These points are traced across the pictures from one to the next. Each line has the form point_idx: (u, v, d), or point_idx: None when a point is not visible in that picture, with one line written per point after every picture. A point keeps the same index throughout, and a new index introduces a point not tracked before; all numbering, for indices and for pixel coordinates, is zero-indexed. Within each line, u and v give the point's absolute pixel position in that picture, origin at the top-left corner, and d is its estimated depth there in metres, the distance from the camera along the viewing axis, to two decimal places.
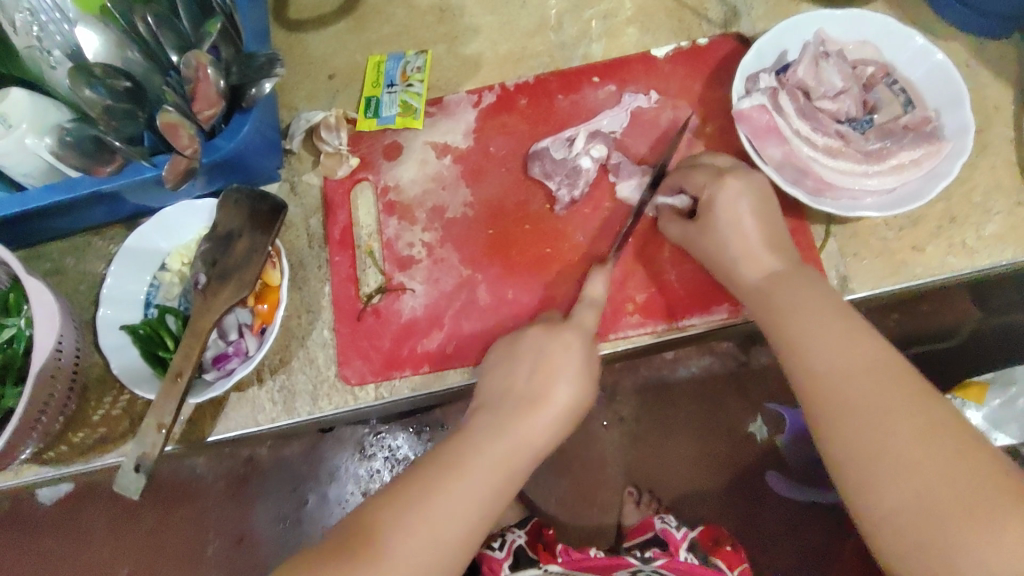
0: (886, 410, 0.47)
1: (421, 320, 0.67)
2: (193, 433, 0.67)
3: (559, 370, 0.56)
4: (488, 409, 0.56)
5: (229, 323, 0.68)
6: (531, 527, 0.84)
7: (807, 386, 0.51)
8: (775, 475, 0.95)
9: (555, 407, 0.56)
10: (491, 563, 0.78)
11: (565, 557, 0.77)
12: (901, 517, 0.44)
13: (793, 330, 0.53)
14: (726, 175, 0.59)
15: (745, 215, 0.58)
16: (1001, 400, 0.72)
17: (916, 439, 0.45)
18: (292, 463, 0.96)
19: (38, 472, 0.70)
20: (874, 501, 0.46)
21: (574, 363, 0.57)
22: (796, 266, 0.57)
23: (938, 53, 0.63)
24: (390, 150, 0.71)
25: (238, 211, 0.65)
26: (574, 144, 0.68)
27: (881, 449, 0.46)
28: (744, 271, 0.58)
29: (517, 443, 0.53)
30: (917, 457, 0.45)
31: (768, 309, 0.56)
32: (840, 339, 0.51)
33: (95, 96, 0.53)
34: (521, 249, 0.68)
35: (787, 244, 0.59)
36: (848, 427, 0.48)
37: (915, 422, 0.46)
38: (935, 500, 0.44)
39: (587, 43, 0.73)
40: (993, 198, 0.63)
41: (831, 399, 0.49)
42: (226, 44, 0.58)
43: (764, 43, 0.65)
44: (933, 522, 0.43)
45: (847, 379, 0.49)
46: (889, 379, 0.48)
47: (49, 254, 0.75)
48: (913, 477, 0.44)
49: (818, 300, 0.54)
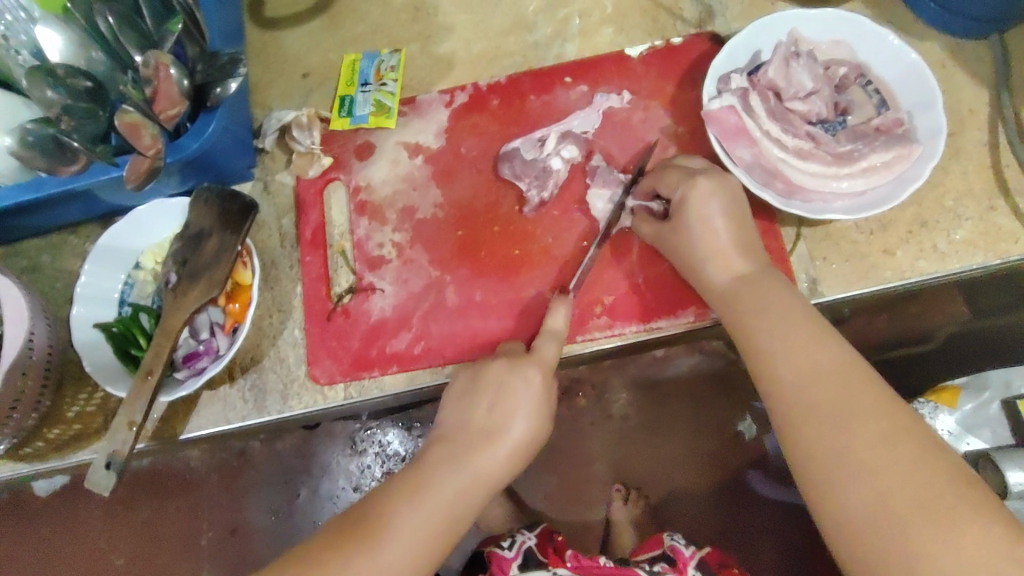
0: (848, 412, 0.47)
1: (390, 321, 0.67)
2: (166, 431, 0.68)
3: (515, 406, 0.58)
4: (443, 440, 0.57)
5: (201, 322, 0.67)
6: (540, 532, 0.82)
7: (775, 388, 0.51)
8: (754, 474, 0.95)
9: (509, 442, 0.57)
10: (500, 561, 0.77)
11: (573, 564, 0.74)
12: (858, 519, 0.44)
13: (762, 333, 0.53)
14: (697, 175, 0.59)
15: (719, 212, 0.57)
16: (973, 404, 0.72)
17: (879, 442, 0.45)
18: (283, 457, 0.96)
19: (15, 468, 0.71)
20: (833, 504, 0.46)
21: (524, 399, 0.58)
22: (761, 267, 0.57)
23: (913, 53, 0.62)
24: (362, 150, 0.71)
25: (209, 211, 0.65)
26: (545, 145, 0.68)
27: (846, 451, 0.46)
28: (710, 272, 0.58)
29: (478, 472, 0.55)
30: (876, 459, 0.45)
31: (735, 311, 0.55)
32: (805, 341, 0.50)
33: (56, 97, 0.55)
34: (490, 250, 0.68)
35: (760, 246, 0.58)
36: (810, 430, 0.48)
37: (879, 426, 0.46)
38: (892, 503, 0.43)
39: (561, 43, 0.72)
40: (965, 202, 0.63)
41: (797, 402, 0.49)
42: (191, 42, 0.59)
43: (737, 43, 0.64)
44: (890, 524, 0.43)
45: (813, 382, 0.49)
46: (849, 381, 0.48)
47: (26, 251, 0.76)
48: (875, 480, 0.44)
49: (784, 304, 0.53)
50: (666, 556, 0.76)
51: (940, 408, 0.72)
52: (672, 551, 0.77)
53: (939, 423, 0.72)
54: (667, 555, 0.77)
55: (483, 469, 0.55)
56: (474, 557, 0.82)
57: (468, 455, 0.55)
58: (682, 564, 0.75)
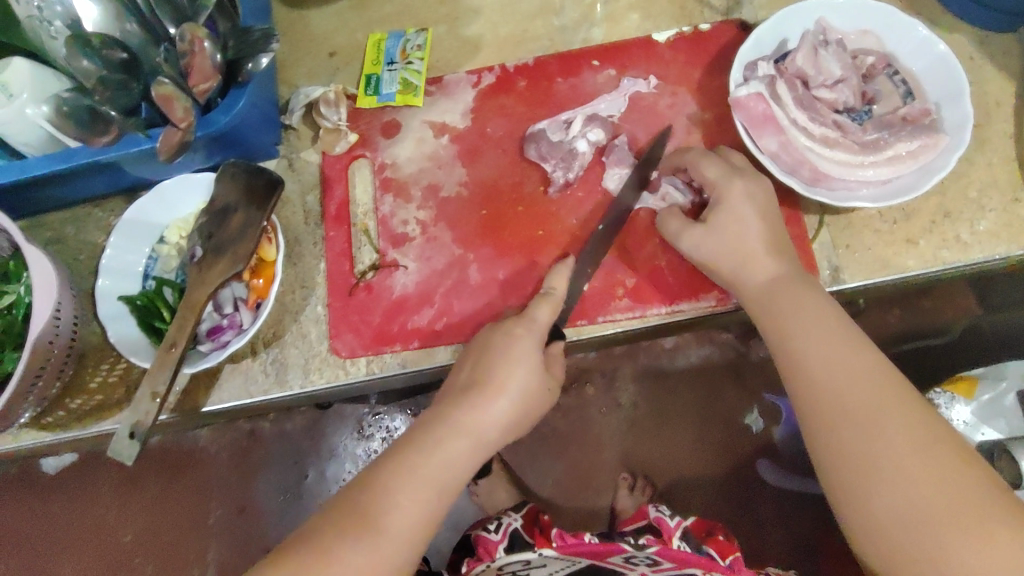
0: (879, 414, 0.47)
1: (412, 298, 0.68)
2: (187, 403, 0.68)
3: (507, 359, 0.57)
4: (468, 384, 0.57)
5: (225, 296, 0.68)
6: (527, 512, 0.82)
7: (806, 388, 0.50)
8: (765, 464, 0.95)
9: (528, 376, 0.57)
10: (486, 544, 0.77)
11: (559, 542, 0.72)
12: (888, 521, 0.45)
13: (793, 332, 0.53)
14: (735, 176, 0.59)
15: (749, 208, 0.58)
16: (990, 395, 0.73)
17: (913, 446, 0.45)
18: (293, 438, 0.98)
19: (37, 437, 0.71)
20: (862, 506, 0.46)
21: (527, 349, 0.58)
22: (797, 269, 0.57)
23: (941, 44, 0.62)
24: (388, 128, 0.72)
25: (234, 185, 0.66)
26: (571, 127, 0.68)
27: (877, 453, 0.46)
28: (742, 272, 0.57)
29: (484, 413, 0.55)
30: (907, 463, 0.45)
31: (765, 312, 0.56)
32: (836, 343, 0.51)
33: (91, 67, 0.54)
34: (514, 230, 0.68)
35: (786, 246, 0.58)
36: (843, 430, 0.48)
37: (911, 430, 0.46)
38: (921, 507, 0.44)
39: (588, 27, 0.72)
40: (989, 193, 0.63)
41: (829, 402, 0.49)
42: (223, 18, 0.60)
43: (765, 31, 0.65)
44: (923, 528, 0.44)
45: (845, 381, 0.49)
46: (879, 384, 0.48)
47: (52, 223, 0.76)
48: (906, 485, 0.45)
49: (813, 306, 0.54)
50: (652, 530, 0.76)
51: (957, 399, 0.74)
52: (656, 523, 0.77)
53: (955, 413, 0.73)
54: (652, 526, 0.77)
55: (473, 426, 0.54)
56: (463, 542, 0.81)
57: (461, 413, 0.55)
58: (666, 536, 0.75)
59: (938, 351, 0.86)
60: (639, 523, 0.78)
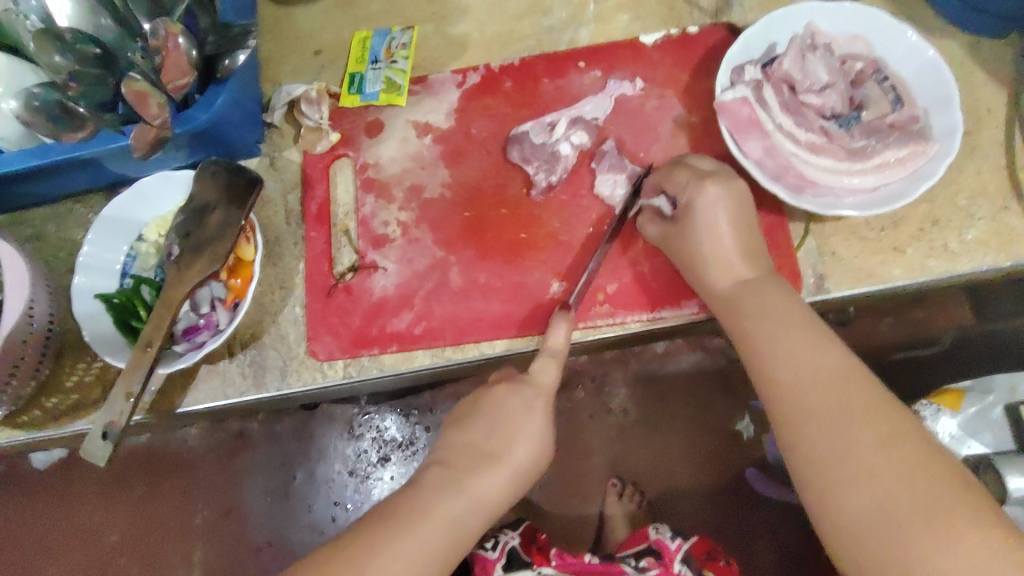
0: (844, 415, 0.46)
1: (392, 300, 0.67)
2: (163, 404, 0.67)
3: (505, 429, 0.56)
4: (444, 464, 0.55)
5: (202, 296, 0.66)
6: (522, 530, 0.80)
7: (775, 392, 0.50)
8: (754, 474, 0.94)
9: (512, 463, 0.55)
10: (485, 563, 0.74)
11: (558, 561, 0.72)
12: (857, 524, 0.43)
13: (763, 337, 0.52)
14: (706, 178, 0.58)
15: (723, 220, 0.57)
16: (976, 407, 0.72)
17: (879, 445, 0.44)
18: (281, 439, 0.96)
19: (12, 436, 0.71)
20: (832, 510, 0.44)
21: (521, 414, 0.57)
22: (766, 273, 0.56)
23: (931, 51, 0.61)
24: (372, 127, 0.71)
25: (214, 184, 0.64)
26: (555, 129, 0.67)
27: (843, 455, 0.45)
28: (712, 277, 0.57)
29: (471, 500, 0.52)
30: (874, 463, 0.44)
31: (736, 317, 0.55)
32: (804, 344, 0.50)
33: (64, 62, 0.53)
34: (496, 233, 0.67)
35: (761, 250, 0.58)
36: (811, 433, 0.46)
37: (878, 429, 0.45)
38: (890, 507, 0.42)
39: (576, 28, 0.71)
40: (979, 202, 0.62)
41: (796, 405, 0.48)
42: (202, 12, 0.57)
43: (753, 34, 0.64)
44: (890, 529, 0.42)
45: (813, 384, 0.48)
46: (846, 384, 0.47)
47: (31, 220, 0.75)
48: (875, 485, 0.43)
49: (783, 308, 0.53)
50: (653, 551, 0.75)
51: (942, 410, 0.72)
52: (657, 546, 0.76)
53: (940, 425, 0.72)
54: (653, 549, 0.75)
55: (463, 492, 0.53)
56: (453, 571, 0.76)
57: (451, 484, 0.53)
58: (669, 559, 0.74)
59: (929, 361, 0.85)
60: (639, 545, 0.77)
